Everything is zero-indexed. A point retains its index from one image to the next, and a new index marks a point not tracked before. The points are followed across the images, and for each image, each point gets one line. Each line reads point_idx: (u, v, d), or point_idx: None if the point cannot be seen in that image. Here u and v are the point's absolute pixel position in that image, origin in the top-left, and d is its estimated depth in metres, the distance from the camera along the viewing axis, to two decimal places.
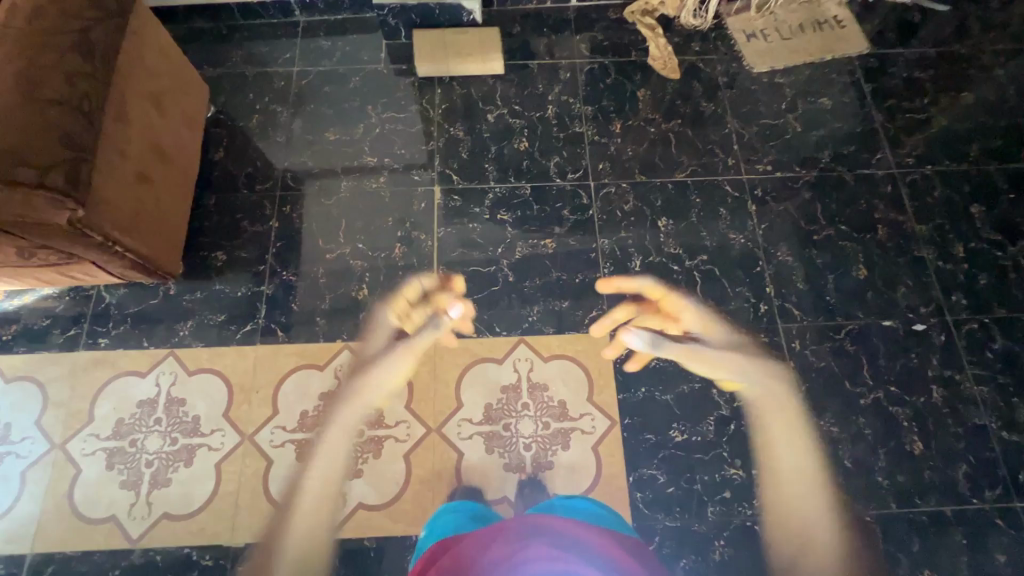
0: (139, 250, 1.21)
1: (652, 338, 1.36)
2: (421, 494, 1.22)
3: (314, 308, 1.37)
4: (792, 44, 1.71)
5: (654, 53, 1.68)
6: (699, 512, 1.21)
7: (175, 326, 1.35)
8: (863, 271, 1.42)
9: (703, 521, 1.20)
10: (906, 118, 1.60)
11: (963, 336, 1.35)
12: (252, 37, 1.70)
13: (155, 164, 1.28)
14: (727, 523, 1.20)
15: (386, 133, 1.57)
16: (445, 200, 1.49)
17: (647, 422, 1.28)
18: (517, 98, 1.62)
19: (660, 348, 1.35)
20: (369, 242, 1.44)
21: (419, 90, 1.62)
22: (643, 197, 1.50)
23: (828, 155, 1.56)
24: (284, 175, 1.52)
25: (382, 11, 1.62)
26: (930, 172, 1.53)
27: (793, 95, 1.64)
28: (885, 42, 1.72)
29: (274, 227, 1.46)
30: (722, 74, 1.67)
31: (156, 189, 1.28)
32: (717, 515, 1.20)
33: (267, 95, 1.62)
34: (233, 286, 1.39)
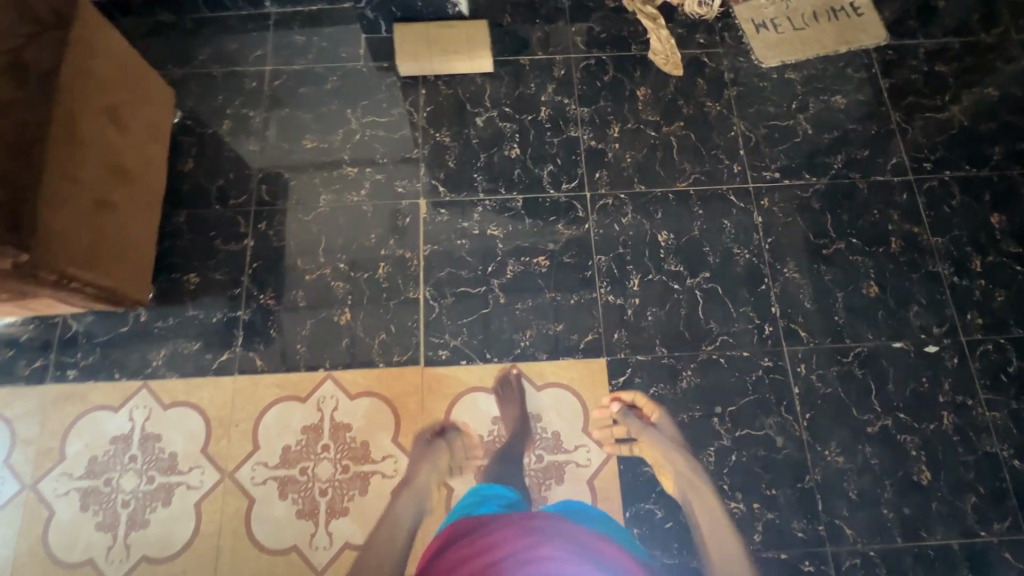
0: (103, 282, 1.13)
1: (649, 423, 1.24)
2: (412, 533, 1.18)
3: (294, 334, 1.30)
4: (805, 35, 1.58)
5: (655, 47, 1.56)
6: (698, 548, 1.17)
7: (148, 356, 1.28)
8: (874, 289, 1.34)
9: (703, 558, 1.16)
10: (924, 119, 1.50)
11: (977, 358, 1.29)
12: (219, 31, 1.57)
13: (117, 185, 1.19)
14: (726, 559, 1.16)
15: (368, 139, 1.46)
16: (432, 215, 1.40)
17: (656, 467, 1.22)
18: (508, 100, 1.51)
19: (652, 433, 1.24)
20: (351, 261, 1.36)
21: (402, 91, 1.50)
22: (642, 209, 1.41)
23: (841, 160, 1.46)
24: (259, 187, 1.42)
25: (359, 3, 1.46)
26: (949, 179, 1.44)
27: (804, 92, 1.52)
28: (905, 31, 1.59)
29: (249, 246, 1.37)
30: (729, 70, 1.54)
31: (120, 213, 1.19)
32: (716, 551, 1.17)
33: (239, 98, 1.50)
34: (208, 311, 1.31)
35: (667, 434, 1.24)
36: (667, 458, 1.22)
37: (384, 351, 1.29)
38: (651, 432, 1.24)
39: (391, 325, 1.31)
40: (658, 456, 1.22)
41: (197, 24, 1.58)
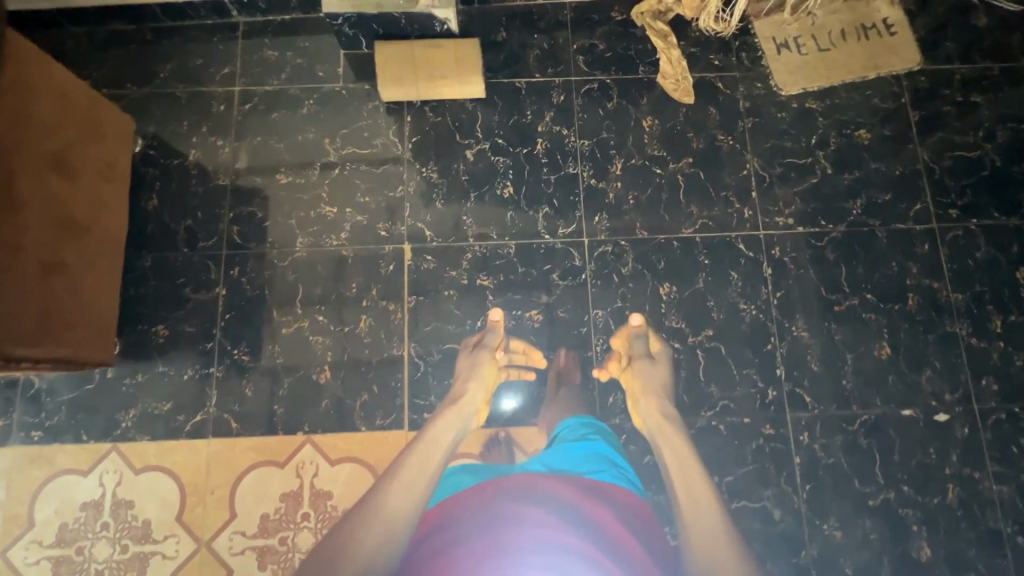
0: (54, 350, 1.04)
1: (658, 352, 1.25)
2: None
3: (271, 394, 1.23)
4: (831, 57, 1.43)
5: (665, 69, 1.41)
6: None
7: (116, 416, 1.21)
8: (886, 350, 1.27)
9: None
10: (953, 158, 1.38)
11: (989, 427, 1.23)
12: (182, 43, 1.41)
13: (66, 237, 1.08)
14: None
15: (348, 173, 1.34)
16: (416, 262, 1.30)
17: (630, 395, 1.23)
18: (502, 129, 1.37)
19: (653, 360, 1.24)
20: (331, 313, 1.27)
21: (384, 119, 1.37)
22: (644, 257, 1.31)
23: (860, 205, 1.35)
24: (229, 228, 1.31)
25: (335, 21, 1.30)
26: (976, 228, 1.33)
27: (825, 126, 1.39)
28: (942, 54, 1.44)
29: (221, 295, 1.27)
30: (745, 97, 1.41)
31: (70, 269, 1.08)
32: None
33: (205, 124, 1.37)
34: (178, 368, 1.24)
35: (659, 372, 1.24)
36: (644, 392, 1.22)
37: (366, 413, 1.22)
38: (644, 363, 1.24)
39: (373, 383, 1.24)
40: (638, 385, 1.22)
41: (157, 34, 1.42)
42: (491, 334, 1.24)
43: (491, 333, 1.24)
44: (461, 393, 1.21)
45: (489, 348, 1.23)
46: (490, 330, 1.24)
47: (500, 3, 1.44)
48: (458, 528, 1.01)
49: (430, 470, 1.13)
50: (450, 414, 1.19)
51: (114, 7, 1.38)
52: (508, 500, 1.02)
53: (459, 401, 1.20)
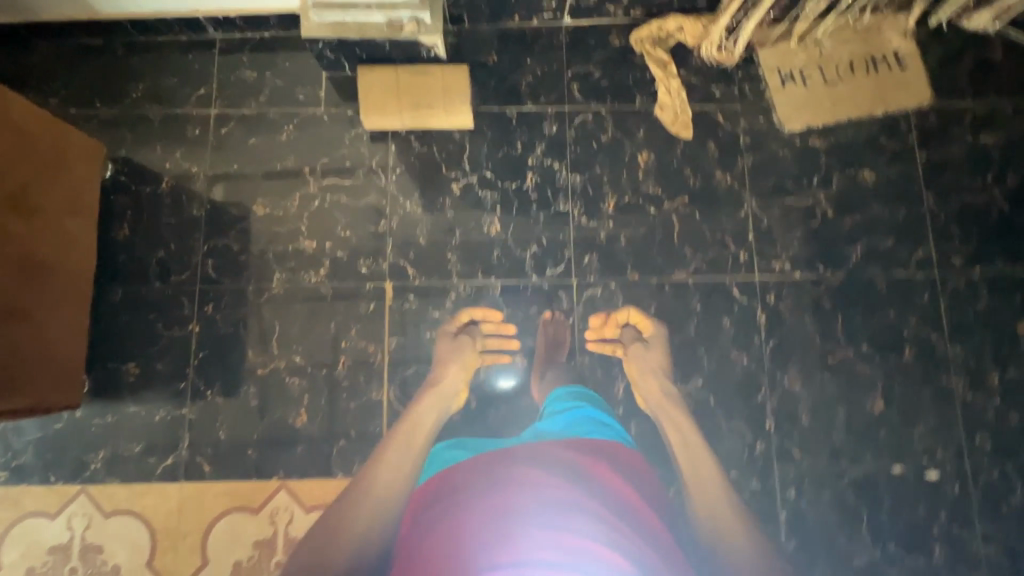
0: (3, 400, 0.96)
1: (657, 336, 1.25)
2: None
3: (245, 437, 1.19)
4: (837, 91, 1.36)
5: (663, 101, 1.35)
6: None
7: (85, 457, 1.18)
8: (879, 404, 1.23)
9: None
10: (959, 203, 1.32)
11: (980, 486, 1.20)
12: (155, 60, 1.34)
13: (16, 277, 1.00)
14: None
15: (328, 205, 1.29)
16: (398, 301, 1.25)
17: (629, 379, 1.23)
18: (490, 161, 1.31)
19: (651, 344, 1.25)
20: (309, 353, 1.23)
21: (368, 147, 1.31)
22: (634, 300, 1.27)
23: (860, 250, 1.30)
24: (204, 261, 1.26)
25: (315, 43, 1.23)
26: (978, 277, 1.29)
27: (828, 165, 1.33)
28: (954, 90, 1.37)
29: (194, 332, 1.23)
30: (745, 132, 1.34)
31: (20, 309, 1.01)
32: None
33: (180, 149, 1.30)
34: (150, 408, 1.20)
35: (657, 355, 1.24)
36: (641, 374, 1.23)
37: (342, 459, 1.19)
38: (640, 347, 1.24)
39: (350, 427, 1.20)
40: (637, 368, 1.23)
41: (128, 49, 1.34)
42: (472, 327, 1.25)
43: (472, 326, 1.25)
44: (438, 378, 1.22)
45: (470, 340, 1.24)
46: (472, 322, 1.25)
47: (492, 24, 1.37)
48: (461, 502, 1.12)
49: (415, 448, 1.18)
50: (428, 400, 1.21)
51: (83, 20, 1.31)
52: (517, 465, 1.14)
53: (437, 387, 1.21)
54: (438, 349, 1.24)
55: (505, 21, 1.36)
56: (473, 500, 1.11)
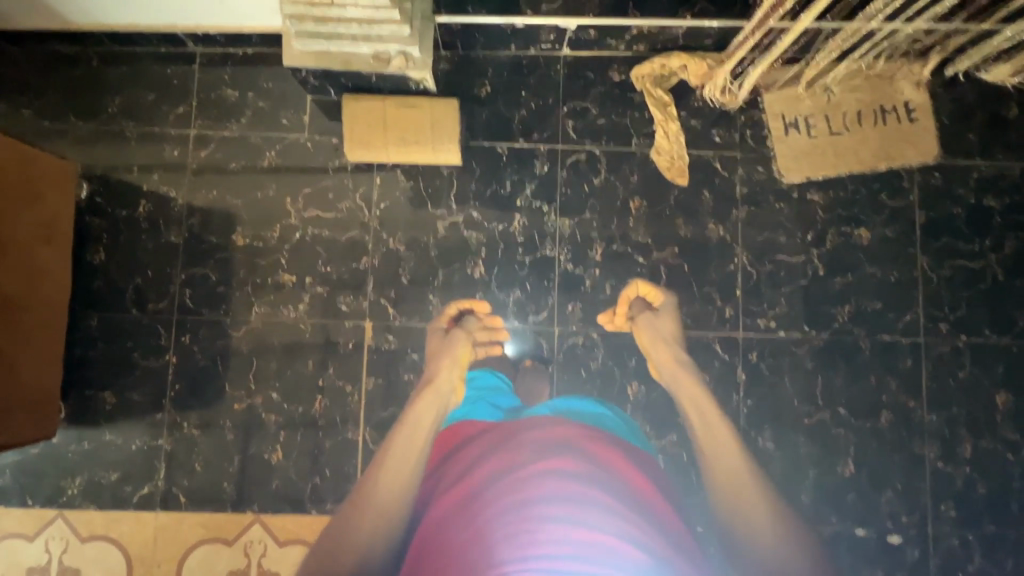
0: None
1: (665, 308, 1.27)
2: None
3: (221, 470, 1.20)
4: (841, 142, 1.31)
5: (661, 144, 1.30)
6: None
7: (63, 482, 1.19)
8: (850, 468, 1.24)
9: None
10: (953, 267, 1.30)
11: (939, 552, 1.23)
12: (133, 72, 1.28)
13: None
14: None
15: (309, 239, 1.26)
16: (378, 341, 1.24)
17: (645, 351, 1.25)
18: (478, 200, 1.28)
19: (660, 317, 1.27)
20: (286, 389, 1.23)
21: (353, 179, 1.27)
22: (615, 352, 1.25)
23: (848, 311, 1.28)
24: (182, 291, 1.24)
25: (297, 70, 1.17)
26: (963, 345, 1.28)
27: (824, 221, 1.30)
28: (962, 147, 1.32)
29: (171, 363, 1.22)
30: (742, 182, 1.30)
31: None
32: None
33: (158, 171, 1.26)
34: (127, 437, 1.20)
35: (666, 323, 1.26)
36: (653, 343, 1.25)
37: (316, 496, 1.20)
38: (648, 316, 1.26)
39: (325, 465, 1.21)
40: (652, 339, 1.25)
41: (105, 59, 1.28)
42: (466, 318, 1.25)
43: (467, 316, 1.25)
44: (433, 373, 1.23)
45: (465, 331, 1.24)
46: (467, 313, 1.25)
47: (487, 52, 1.30)
48: (467, 467, 1.12)
49: (418, 447, 1.18)
50: (426, 396, 1.21)
51: (55, 28, 1.24)
52: (521, 447, 1.12)
53: (432, 382, 1.22)
54: (432, 336, 1.25)
55: (501, 49, 1.29)
56: (478, 479, 1.09)
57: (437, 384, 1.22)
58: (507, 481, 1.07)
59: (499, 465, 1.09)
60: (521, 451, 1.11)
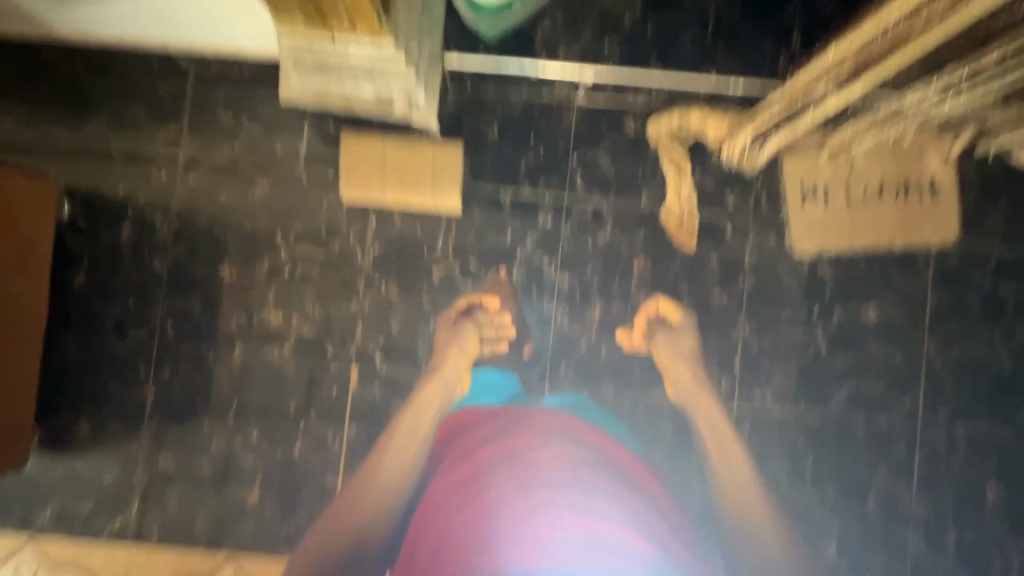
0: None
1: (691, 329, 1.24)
2: None
3: (195, 508, 1.18)
4: (859, 216, 1.25)
5: (672, 204, 1.24)
6: None
7: (33, 509, 1.17)
8: (831, 551, 1.23)
9: None
10: (959, 354, 1.26)
11: None
12: (121, 86, 1.21)
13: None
14: None
15: (299, 278, 1.21)
16: (362, 388, 1.21)
17: (663, 367, 1.22)
18: (476, 250, 1.23)
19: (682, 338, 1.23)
20: (266, 430, 1.20)
21: (347, 217, 1.21)
22: (604, 416, 1.22)
23: (846, 392, 1.25)
24: (164, 321, 1.20)
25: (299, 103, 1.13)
26: (959, 435, 1.25)
27: (832, 297, 1.25)
28: (983, 231, 1.27)
29: (150, 396, 1.19)
30: (752, 250, 1.25)
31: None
32: None
33: (144, 194, 1.21)
34: (100, 468, 1.18)
35: (686, 342, 1.23)
36: (674, 362, 1.22)
37: (290, 541, 1.19)
38: (668, 336, 1.23)
39: (301, 510, 1.19)
40: (672, 359, 1.22)
41: (92, 69, 1.21)
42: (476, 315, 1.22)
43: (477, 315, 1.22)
44: (440, 363, 1.21)
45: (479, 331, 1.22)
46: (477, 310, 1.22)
47: (498, 91, 1.23)
48: (481, 484, 1.18)
49: (420, 436, 1.19)
50: (432, 387, 1.21)
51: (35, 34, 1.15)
52: (530, 437, 1.20)
53: (438, 372, 1.21)
54: (443, 335, 1.22)
55: (513, 89, 1.23)
56: (492, 487, 1.18)
57: (443, 372, 1.21)
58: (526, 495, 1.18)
59: (519, 496, 1.18)
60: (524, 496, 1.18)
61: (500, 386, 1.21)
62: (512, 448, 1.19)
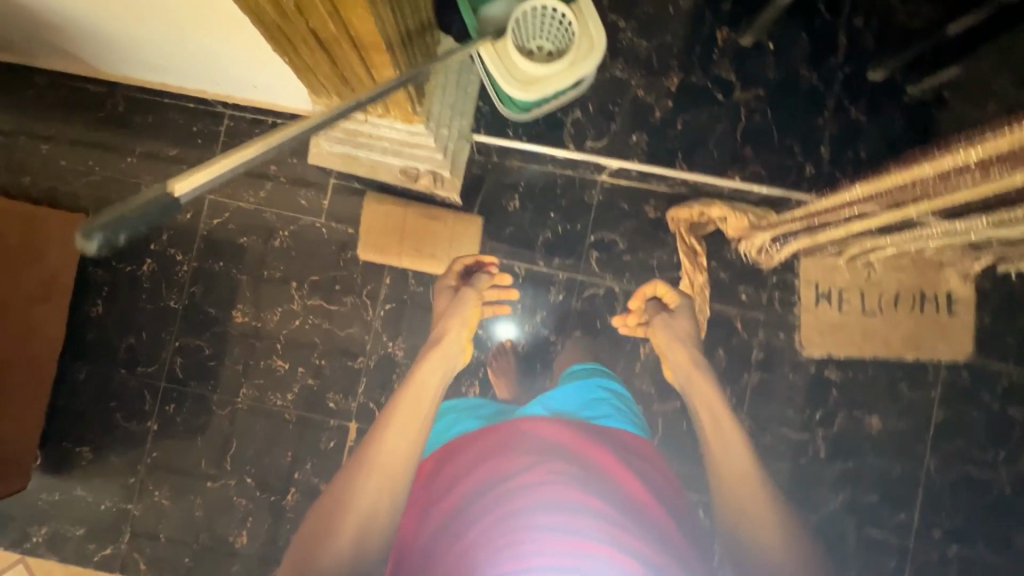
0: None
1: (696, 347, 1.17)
2: None
3: (184, 544, 1.20)
4: (871, 323, 1.24)
5: (687, 301, 1.19)
6: None
7: (29, 529, 1.20)
8: None
9: None
10: (961, 472, 1.24)
11: None
12: (156, 126, 1.24)
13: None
14: None
15: (308, 328, 1.23)
16: (358, 445, 1.22)
17: (661, 352, 1.17)
18: (485, 318, 1.23)
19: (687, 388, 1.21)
20: (260, 476, 1.21)
21: (361, 275, 1.22)
22: None
23: (841, 499, 1.24)
24: (173, 358, 1.22)
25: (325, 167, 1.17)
26: (953, 555, 1.24)
27: (836, 402, 1.25)
28: (998, 350, 1.25)
29: (152, 429, 1.21)
30: (760, 345, 1.25)
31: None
32: None
33: (167, 231, 1.23)
34: (97, 496, 1.20)
35: (684, 323, 1.17)
36: (669, 341, 1.16)
37: None
38: (664, 318, 1.18)
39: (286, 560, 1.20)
40: (668, 340, 1.16)
41: (129, 107, 1.23)
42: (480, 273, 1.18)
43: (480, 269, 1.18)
44: (440, 336, 1.12)
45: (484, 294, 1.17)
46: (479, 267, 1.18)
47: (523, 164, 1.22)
48: (457, 479, 0.89)
49: (419, 419, 1.02)
50: (431, 360, 1.10)
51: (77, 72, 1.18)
52: (512, 450, 0.89)
53: (438, 345, 1.11)
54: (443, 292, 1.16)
55: (537, 162, 1.21)
56: (459, 504, 0.86)
57: (439, 346, 1.11)
58: (492, 513, 0.83)
59: (485, 480, 0.87)
60: (509, 481, 0.85)
61: (483, 409, 1.03)
62: (495, 437, 0.92)
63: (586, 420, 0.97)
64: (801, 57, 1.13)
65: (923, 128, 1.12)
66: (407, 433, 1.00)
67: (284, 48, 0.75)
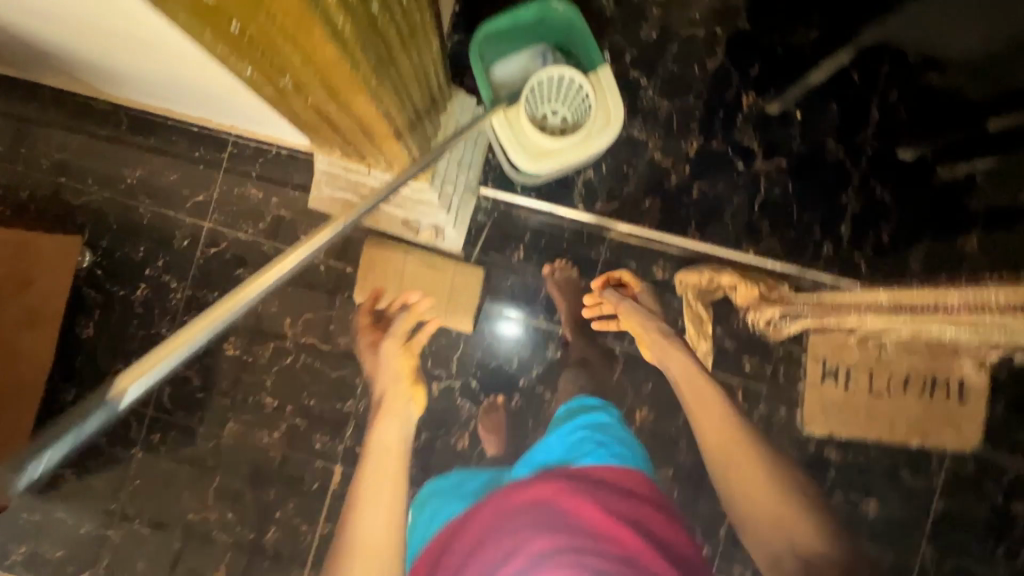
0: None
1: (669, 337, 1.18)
2: None
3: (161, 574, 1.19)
4: (878, 406, 1.20)
5: (686, 359, 1.20)
6: None
7: (8, 546, 1.19)
8: None
9: None
10: (957, 565, 1.21)
11: None
12: (159, 149, 1.21)
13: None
14: None
15: (300, 367, 1.20)
16: (342, 489, 1.20)
17: (636, 334, 1.18)
18: (480, 370, 1.20)
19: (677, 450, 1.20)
20: (242, 513, 1.20)
21: (357, 317, 1.20)
22: None
23: None
24: (161, 387, 1.20)
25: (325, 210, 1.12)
26: None
27: (834, 483, 1.21)
28: (1008, 443, 1.20)
29: (136, 456, 1.20)
30: (760, 419, 1.21)
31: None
32: None
33: (164, 257, 1.21)
34: (78, 518, 1.20)
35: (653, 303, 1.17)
36: (642, 321, 1.17)
37: None
38: (630, 303, 1.16)
39: None
40: (639, 324, 1.18)
41: (132, 127, 1.20)
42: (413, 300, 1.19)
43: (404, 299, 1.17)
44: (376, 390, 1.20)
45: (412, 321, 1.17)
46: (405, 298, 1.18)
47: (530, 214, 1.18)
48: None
49: (385, 479, 1.19)
50: (380, 424, 1.20)
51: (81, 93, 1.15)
52: (506, 535, 1.12)
53: (382, 406, 1.20)
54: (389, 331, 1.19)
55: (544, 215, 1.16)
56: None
57: (382, 410, 1.20)
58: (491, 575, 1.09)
59: (493, 542, 1.12)
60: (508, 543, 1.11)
61: (463, 485, 1.18)
62: (479, 524, 1.14)
63: (572, 467, 1.16)
64: (829, 130, 1.07)
65: (949, 214, 1.07)
66: (377, 513, 1.18)
67: (304, 123, 0.70)
